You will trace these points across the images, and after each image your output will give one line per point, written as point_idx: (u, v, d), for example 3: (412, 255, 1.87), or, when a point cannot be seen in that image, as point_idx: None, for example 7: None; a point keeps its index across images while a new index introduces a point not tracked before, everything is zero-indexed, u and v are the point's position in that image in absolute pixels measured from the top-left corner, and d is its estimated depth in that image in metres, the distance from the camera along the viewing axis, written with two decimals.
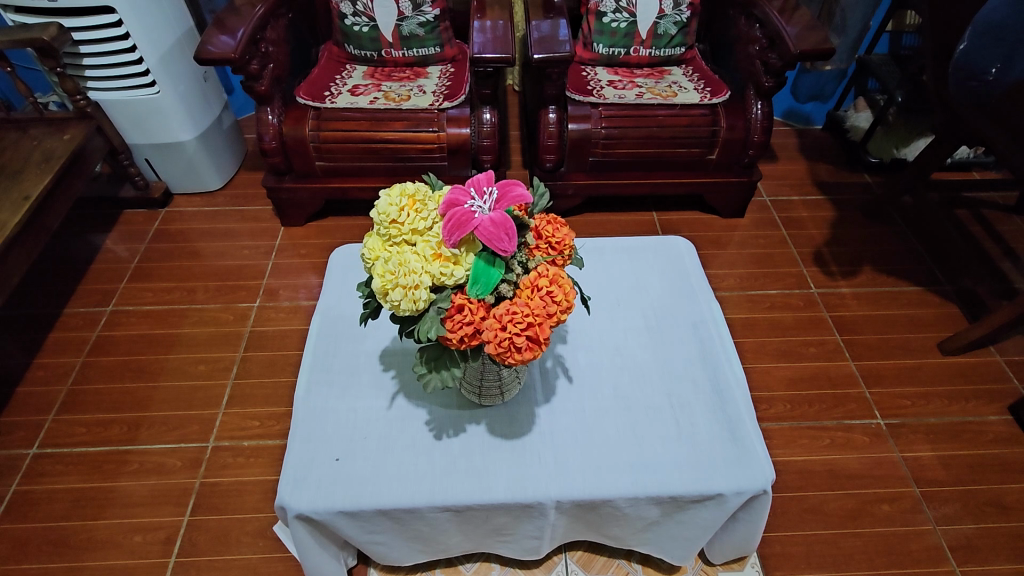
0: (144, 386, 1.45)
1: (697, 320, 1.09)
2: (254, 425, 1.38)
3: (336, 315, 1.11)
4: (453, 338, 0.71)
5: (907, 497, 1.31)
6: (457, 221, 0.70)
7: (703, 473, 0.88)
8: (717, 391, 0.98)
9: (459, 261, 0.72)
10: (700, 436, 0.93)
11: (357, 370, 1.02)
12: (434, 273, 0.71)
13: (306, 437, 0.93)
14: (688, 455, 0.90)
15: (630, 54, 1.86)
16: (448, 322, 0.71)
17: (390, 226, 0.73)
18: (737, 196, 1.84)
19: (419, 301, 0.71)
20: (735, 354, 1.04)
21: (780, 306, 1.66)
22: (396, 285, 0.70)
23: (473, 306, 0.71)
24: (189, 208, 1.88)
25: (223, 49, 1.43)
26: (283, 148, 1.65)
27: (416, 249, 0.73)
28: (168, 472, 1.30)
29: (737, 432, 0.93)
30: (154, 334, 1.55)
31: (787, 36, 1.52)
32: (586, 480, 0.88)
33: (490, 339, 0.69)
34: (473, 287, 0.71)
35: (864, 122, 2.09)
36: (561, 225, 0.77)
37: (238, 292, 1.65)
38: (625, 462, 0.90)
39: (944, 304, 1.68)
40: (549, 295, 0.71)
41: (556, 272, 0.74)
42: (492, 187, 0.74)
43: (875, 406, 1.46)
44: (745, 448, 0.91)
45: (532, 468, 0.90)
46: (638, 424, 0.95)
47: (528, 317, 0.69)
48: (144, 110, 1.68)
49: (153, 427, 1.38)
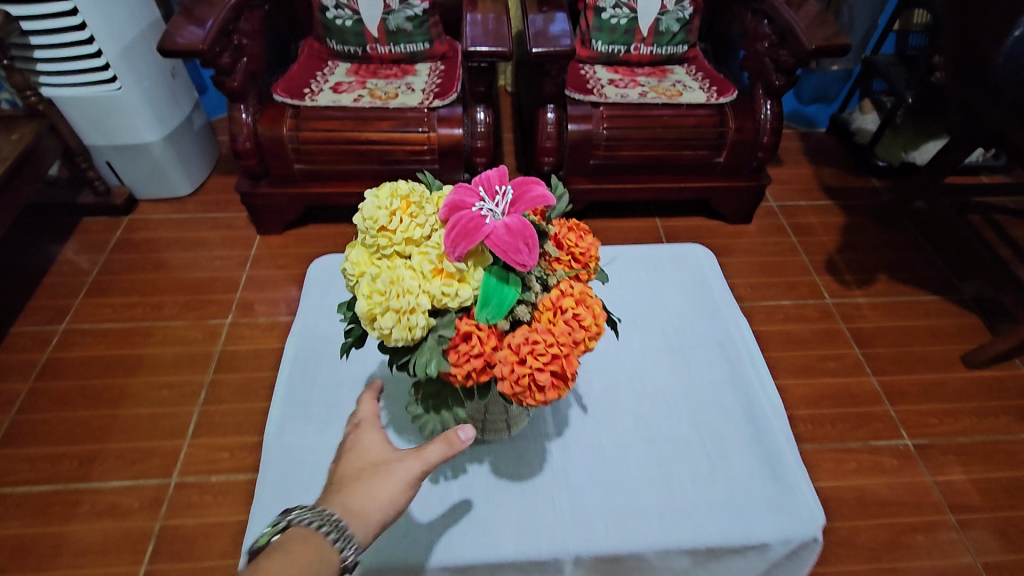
0: (100, 415, 1.29)
1: (722, 340, 1.00)
2: (224, 457, 1.23)
3: (317, 341, 1.00)
4: (459, 374, 0.59)
5: (943, 526, 1.21)
6: (463, 228, 0.58)
7: (741, 522, 0.78)
8: (751, 421, 0.89)
9: (466, 279, 0.60)
10: (735, 476, 0.83)
11: (340, 404, 0.91)
12: (435, 293, 0.59)
13: (279, 484, 0.81)
14: (724, 499, 0.80)
15: (630, 52, 1.76)
16: (452, 354, 0.59)
17: (378, 234, 0.61)
18: (745, 202, 1.74)
19: (415, 329, 0.58)
20: (769, 380, 0.94)
21: (794, 317, 1.56)
22: (387, 309, 0.58)
23: (484, 333, 0.59)
24: (155, 215, 1.73)
25: (190, 40, 1.29)
26: (258, 150, 1.52)
27: (412, 263, 0.60)
28: (125, 513, 1.15)
29: (777, 470, 0.83)
30: (113, 355, 1.40)
31: (800, 31, 1.42)
32: (609, 530, 0.77)
33: (504, 375, 0.58)
34: (482, 310, 0.59)
35: (870, 125, 2.01)
36: (586, 233, 0.67)
37: (208, 307, 1.50)
38: (653, 508, 0.79)
39: (964, 314, 1.59)
40: (579, 318, 0.61)
41: (582, 290, 0.63)
42: (506, 186, 0.61)
43: (901, 425, 1.36)
44: (787, 487, 0.81)
45: (547, 514, 0.79)
46: (664, 461, 0.85)
47: (553, 348, 0.58)
48: (104, 108, 1.53)
49: (110, 462, 1.22)
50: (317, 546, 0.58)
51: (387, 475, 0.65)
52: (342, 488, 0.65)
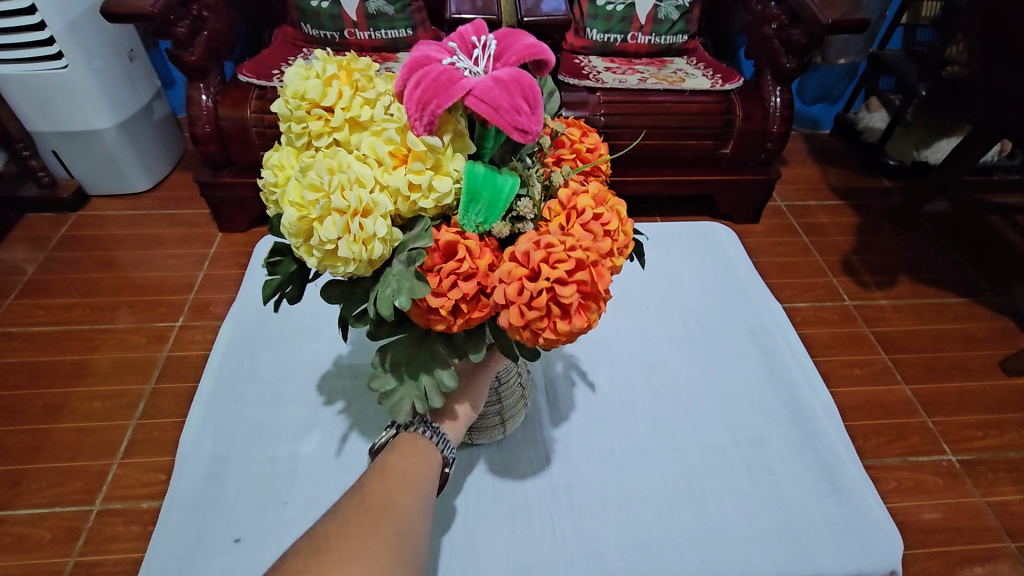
0: (15, 431, 1.10)
1: (765, 346, 1.01)
2: (160, 479, 1.04)
3: (267, 356, 1.04)
4: (450, 296, 0.54)
5: (1004, 556, 1.03)
6: (440, 84, 0.51)
7: (797, 544, 0.76)
8: (802, 428, 0.89)
9: (441, 169, 0.55)
10: (784, 492, 0.82)
11: (279, 425, 0.94)
12: (397, 188, 0.53)
13: (199, 508, 0.84)
14: (771, 517, 0.79)
15: (627, 41, 1.66)
16: (431, 276, 0.54)
17: (314, 116, 0.55)
18: (752, 199, 1.62)
19: (367, 235, 0.52)
20: (819, 387, 0.94)
21: (813, 320, 1.42)
22: (328, 211, 0.52)
23: (475, 249, 0.54)
24: (108, 211, 1.56)
25: (138, 3, 1.15)
26: (220, 134, 1.37)
27: (362, 153, 0.54)
28: (32, 548, 0.95)
29: (836, 485, 0.82)
30: (41, 362, 1.21)
31: (813, 6, 1.32)
32: (643, 549, 0.75)
33: (512, 291, 0.52)
34: (471, 209, 0.55)
35: (880, 122, 1.91)
36: (590, 133, 0.68)
37: (157, 309, 1.33)
38: (688, 526, 0.78)
39: (996, 318, 1.46)
40: (593, 224, 0.55)
41: (602, 192, 0.59)
42: (486, 43, 0.56)
43: (942, 438, 1.20)
44: (848, 499, 0.81)
45: (601, 519, 0.78)
46: (697, 473, 0.83)
47: (571, 254, 0.52)
48: (49, 89, 1.38)
49: (22, 486, 1.03)
50: (425, 448, 0.67)
51: (472, 383, 0.72)
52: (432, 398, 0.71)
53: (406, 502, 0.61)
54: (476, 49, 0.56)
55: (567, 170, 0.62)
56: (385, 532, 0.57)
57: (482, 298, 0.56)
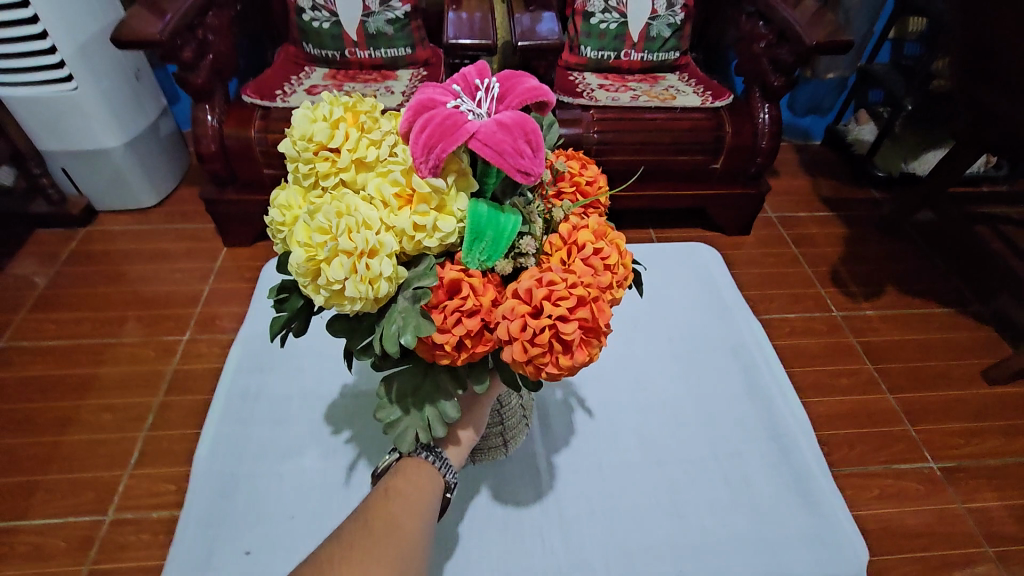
0: (29, 443, 1.14)
1: (744, 361, 1.06)
2: (169, 490, 1.08)
3: (282, 372, 1.09)
4: (455, 332, 0.58)
5: (981, 561, 1.07)
6: (446, 129, 0.55)
7: (768, 554, 0.82)
8: (778, 443, 0.94)
9: (445, 209, 0.58)
10: (759, 503, 0.87)
11: (291, 440, 0.99)
12: (402, 229, 0.56)
13: (213, 521, 0.89)
14: (745, 528, 0.85)
15: (620, 58, 1.70)
16: (436, 313, 0.57)
17: (321, 159, 0.58)
18: (743, 212, 1.66)
19: (375, 273, 0.55)
20: (793, 401, 0.99)
21: (801, 331, 1.46)
22: (336, 251, 0.55)
23: (479, 286, 0.59)
24: (115, 227, 1.61)
25: (148, 30, 1.19)
26: (225, 153, 1.41)
27: (367, 194, 0.57)
28: (47, 557, 0.99)
29: (808, 496, 0.88)
30: (53, 375, 1.25)
31: (799, 26, 1.36)
32: (625, 561, 0.81)
33: (515, 327, 0.56)
34: (476, 248, 0.59)
35: (869, 135, 1.97)
36: (591, 166, 0.73)
37: (165, 323, 1.37)
38: (668, 537, 0.83)
39: (979, 328, 1.50)
40: (592, 259, 0.61)
41: (600, 227, 0.64)
42: (488, 89, 0.61)
43: (924, 446, 1.24)
44: (818, 512, 0.86)
45: (587, 532, 0.83)
46: (678, 486, 0.89)
47: (572, 291, 0.57)
48: (60, 110, 1.42)
49: (38, 496, 1.07)
50: (430, 473, 0.71)
51: (473, 410, 0.75)
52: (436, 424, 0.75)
53: (410, 527, 0.65)
54: (479, 92, 0.61)
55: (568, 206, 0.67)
56: (387, 557, 0.61)
57: (486, 334, 0.60)
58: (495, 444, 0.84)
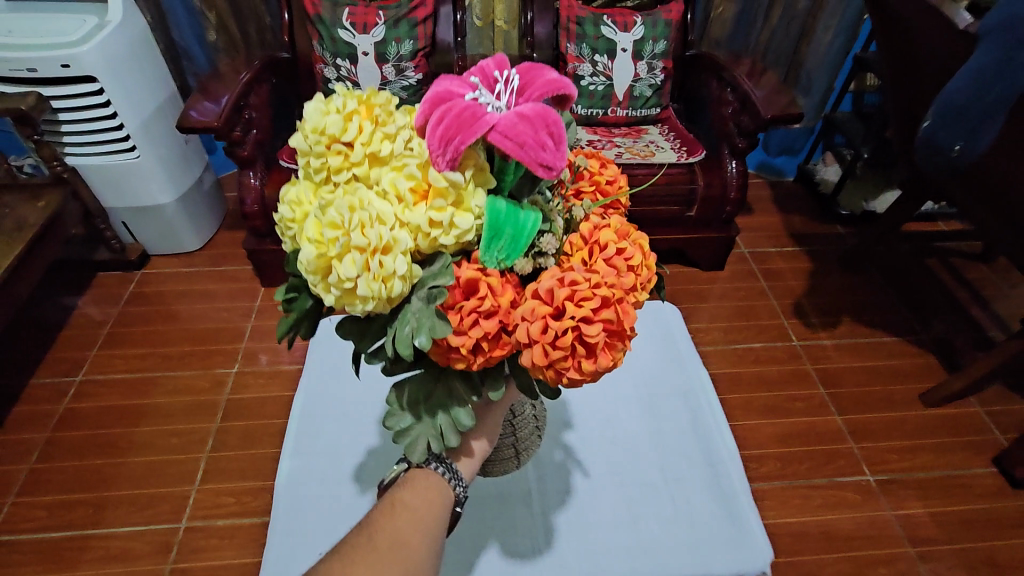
0: (109, 463, 1.37)
1: (692, 399, 1.29)
2: (230, 502, 1.31)
3: (327, 403, 1.34)
4: (473, 334, 0.61)
5: (903, 559, 1.29)
6: (463, 121, 0.58)
7: (700, 556, 1.04)
8: (712, 468, 1.17)
9: (462, 205, 0.61)
10: (696, 516, 1.10)
11: (343, 460, 1.25)
12: (418, 225, 0.59)
13: (287, 530, 1.14)
14: (685, 536, 1.07)
15: (608, 114, 1.91)
16: (452, 314, 0.62)
17: (330, 147, 0.60)
18: (717, 250, 1.88)
19: (390, 274, 0.58)
20: (728, 433, 1.23)
21: (764, 359, 1.67)
22: (349, 246, 0.57)
23: (497, 286, 0.62)
24: (166, 269, 1.84)
25: (207, 118, 1.43)
26: (265, 210, 1.64)
27: (379, 189, 0.60)
28: (135, 558, 1.22)
29: (734, 510, 1.11)
30: (125, 405, 1.49)
31: (757, 99, 1.58)
32: (589, 565, 1.03)
33: (538, 329, 0.61)
34: (494, 246, 0.63)
35: (833, 175, 2.19)
36: (608, 166, 0.80)
37: (216, 357, 1.60)
38: (624, 545, 1.06)
39: (922, 354, 1.71)
40: (615, 259, 0.65)
41: (625, 229, 0.70)
42: (510, 79, 0.63)
43: (864, 462, 1.45)
44: (740, 524, 1.09)
45: (559, 538, 1.06)
46: (634, 504, 1.11)
47: (594, 292, 0.61)
48: (123, 174, 1.65)
49: (122, 508, 1.30)
50: (437, 482, 0.81)
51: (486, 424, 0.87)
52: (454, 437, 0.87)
53: (418, 543, 0.75)
54: (499, 83, 0.62)
55: (588, 205, 0.73)
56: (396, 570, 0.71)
57: (504, 335, 0.64)
58: (506, 456, 1.03)
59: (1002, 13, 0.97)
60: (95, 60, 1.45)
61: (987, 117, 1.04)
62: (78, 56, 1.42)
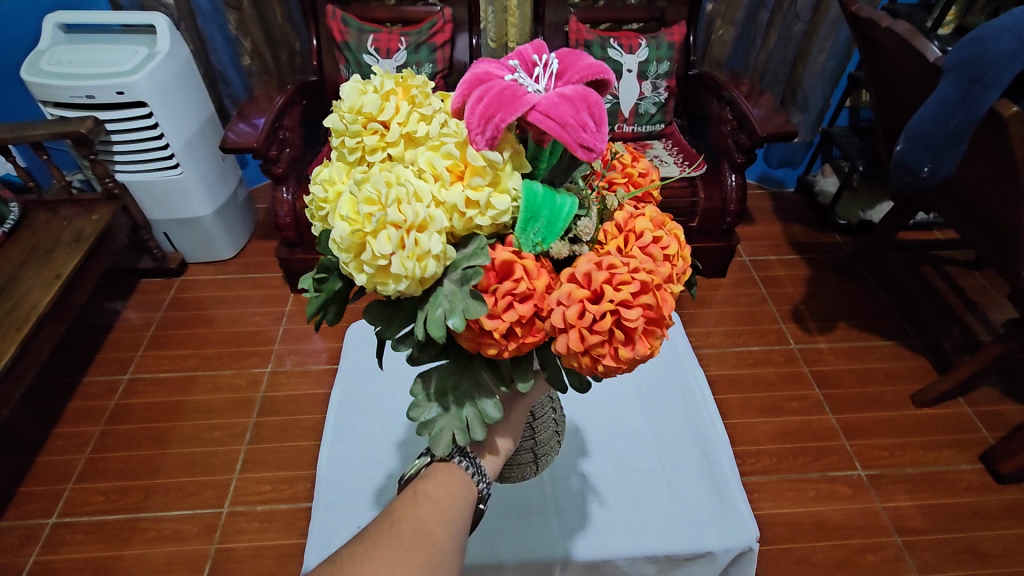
0: (156, 453, 1.51)
1: (687, 394, 1.42)
2: (268, 489, 1.43)
3: (354, 391, 1.43)
4: (509, 318, 0.61)
5: (890, 547, 1.38)
6: (504, 99, 0.58)
7: (695, 535, 1.14)
8: (705, 456, 1.29)
9: (499, 185, 0.61)
10: (690, 499, 1.21)
11: (376, 443, 1.32)
12: (454, 204, 0.58)
13: (328, 509, 1.20)
14: (682, 518, 1.18)
15: (614, 130, 2.02)
16: (490, 297, 0.61)
17: (364, 125, 0.62)
18: (719, 258, 1.98)
19: (426, 258, 0.57)
20: (720, 427, 1.35)
21: (762, 361, 1.78)
22: (383, 224, 0.57)
23: (532, 269, 0.61)
24: (203, 276, 1.98)
25: (246, 139, 1.57)
26: (297, 223, 1.78)
27: (414, 169, 0.60)
28: (184, 539, 1.35)
29: (724, 494, 1.21)
30: (169, 401, 1.62)
31: (753, 117, 1.69)
32: (594, 541, 1.13)
33: (576, 313, 0.59)
34: (530, 228, 0.63)
35: (831, 187, 2.28)
36: (640, 157, 0.77)
37: (250, 358, 1.74)
38: (626, 524, 1.16)
39: (914, 358, 1.80)
40: (652, 248, 0.64)
41: (661, 218, 0.69)
42: (549, 62, 0.62)
43: (855, 457, 1.55)
44: (729, 505, 1.20)
45: (567, 517, 1.17)
46: (635, 488, 1.23)
47: (634, 276, 0.60)
48: (167, 190, 1.79)
49: (170, 494, 1.43)
50: (459, 476, 0.82)
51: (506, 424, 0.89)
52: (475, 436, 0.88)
53: (441, 535, 0.75)
54: (538, 67, 0.62)
55: (622, 195, 0.71)
56: (417, 562, 0.71)
57: (537, 321, 0.63)
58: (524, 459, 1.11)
59: (962, 52, 1.08)
60: (146, 87, 1.60)
61: (950, 142, 1.15)
62: (132, 84, 1.57)
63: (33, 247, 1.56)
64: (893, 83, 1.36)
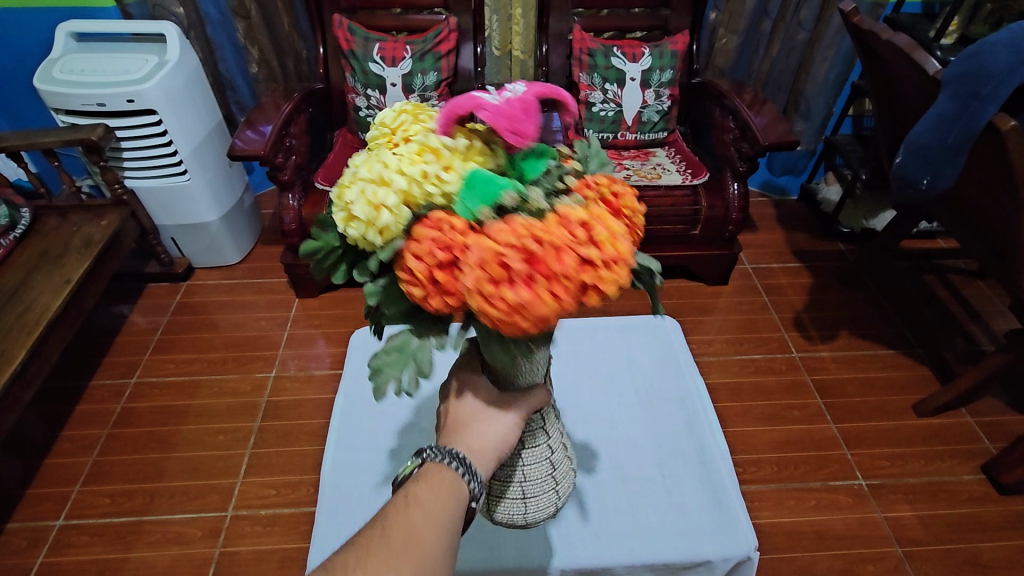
0: (161, 457, 1.53)
1: (686, 401, 1.44)
2: (271, 494, 1.45)
3: (355, 395, 1.45)
4: (422, 262, 0.56)
5: (891, 558, 1.38)
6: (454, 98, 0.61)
7: (694, 544, 1.15)
8: (704, 464, 1.30)
9: (453, 168, 0.58)
10: (689, 508, 1.22)
11: (377, 447, 1.33)
12: (414, 172, 0.56)
13: (331, 512, 1.21)
14: (680, 526, 1.19)
15: (618, 138, 2.03)
16: (411, 242, 0.57)
17: (378, 128, 0.63)
18: (721, 266, 1.99)
19: (381, 206, 0.56)
20: (719, 433, 1.37)
21: (764, 370, 1.78)
22: (355, 183, 0.58)
23: (455, 221, 0.56)
24: (208, 281, 2.00)
25: (253, 147, 1.59)
26: (302, 229, 1.79)
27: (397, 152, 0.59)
28: (189, 542, 1.36)
29: (722, 501, 1.23)
30: (175, 405, 1.64)
31: (756, 126, 1.70)
32: (591, 550, 1.14)
33: (479, 257, 0.54)
34: (465, 195, 0.57)
35: (835, 195, 2.26)
36: (621, 184, 0.68)
37: (255, 362, 1.75)
38: (624, 532, 1.18)
39: (917, 367, 1.80)
40: (580, 226, 0.57)
41: (603, 215, 0.60)
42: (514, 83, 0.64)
43: (857, 467, 1.55)
44: (727, 512, 1.21)
45: (565, 526, 1.18)
46: (633, 497, 1.24)
47: (544, 235, 0.55)
48: (175, 196, 1.82)
49: (175, 497, 1.45)
50: (451, 480, 0.76)
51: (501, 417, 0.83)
52: (466, 432, 0.80)
53: (433, 543, 0.70)
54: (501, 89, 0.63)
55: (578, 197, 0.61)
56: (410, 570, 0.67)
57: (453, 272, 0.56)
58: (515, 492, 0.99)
59: (960, 68, 1.09)
60: (156, 95, 1.62)
61: (950, 155, 1.16)
62: (142, 92, 1.60)
63: (43, 252, 1.58)
64: (895, 95, 1.37)
